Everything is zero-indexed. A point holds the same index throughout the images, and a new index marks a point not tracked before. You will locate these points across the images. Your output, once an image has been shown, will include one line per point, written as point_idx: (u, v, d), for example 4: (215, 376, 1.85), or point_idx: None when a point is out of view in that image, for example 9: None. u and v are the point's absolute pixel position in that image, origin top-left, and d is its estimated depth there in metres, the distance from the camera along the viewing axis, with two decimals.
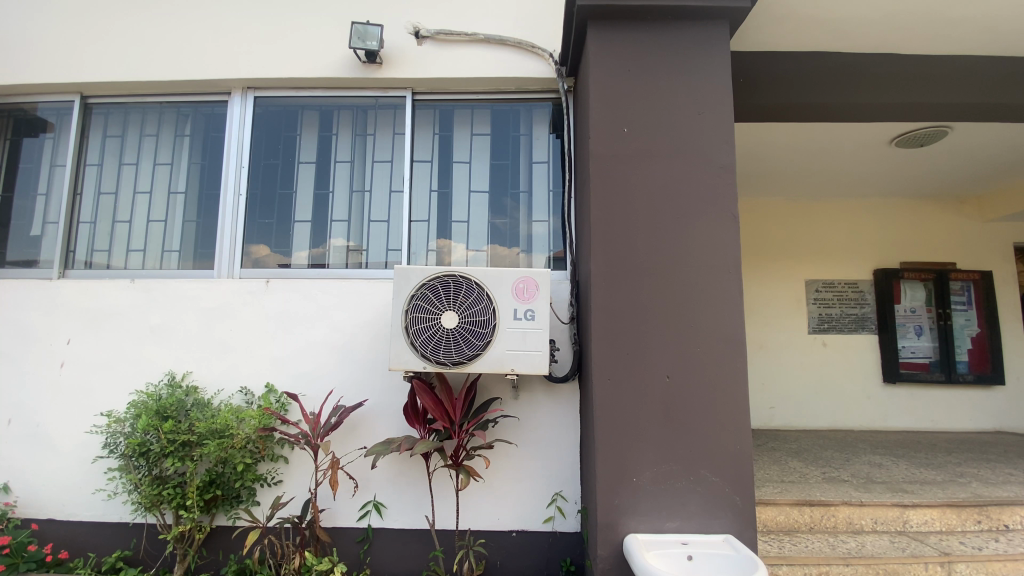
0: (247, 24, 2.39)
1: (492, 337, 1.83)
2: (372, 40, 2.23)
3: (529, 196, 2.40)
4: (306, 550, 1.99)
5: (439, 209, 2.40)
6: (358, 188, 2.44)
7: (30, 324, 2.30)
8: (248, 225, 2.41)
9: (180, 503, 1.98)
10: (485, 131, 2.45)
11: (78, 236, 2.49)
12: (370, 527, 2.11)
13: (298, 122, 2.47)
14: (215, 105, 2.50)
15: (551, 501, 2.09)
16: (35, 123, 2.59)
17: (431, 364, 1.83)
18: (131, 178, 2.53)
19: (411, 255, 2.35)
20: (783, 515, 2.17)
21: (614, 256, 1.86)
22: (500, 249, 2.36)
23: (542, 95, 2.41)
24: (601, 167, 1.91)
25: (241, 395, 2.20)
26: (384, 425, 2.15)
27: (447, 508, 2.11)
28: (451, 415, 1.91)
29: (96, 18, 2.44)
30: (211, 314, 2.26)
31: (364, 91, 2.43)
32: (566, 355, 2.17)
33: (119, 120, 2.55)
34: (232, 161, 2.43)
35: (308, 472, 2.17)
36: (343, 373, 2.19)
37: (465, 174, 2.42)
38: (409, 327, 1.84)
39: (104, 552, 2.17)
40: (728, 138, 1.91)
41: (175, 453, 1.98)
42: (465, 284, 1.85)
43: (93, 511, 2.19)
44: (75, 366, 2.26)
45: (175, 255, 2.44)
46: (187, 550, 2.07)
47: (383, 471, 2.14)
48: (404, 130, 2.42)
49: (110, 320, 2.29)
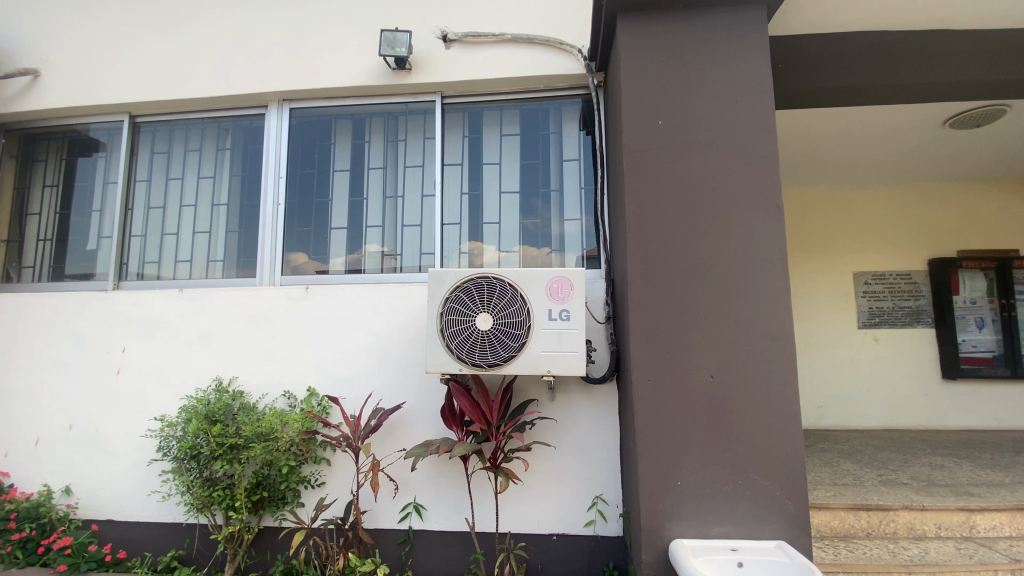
0: (281, 38, 2.46)
1: (527, 338, 1.81)
2: (400, 46, 2.25)
3: (561, 195, 2.37)
4: (349, 552, 2.02)
5: (471, 211, 2.40)
6: (391, 194, 2.47)
7: (87, 334, 2.43)
8: (287, 234, 2.48)
9: (229, 504, 2.04)
10: (514, 132, 2.43)
11: (130, 250, 2.61)
12: (411, 529, 2.12)
13: (331, 131, 2.53)
14: (253, 119, 2.58)
15: (592, 504, 2.06)
16: (89, 144, 2.73)
17: (467, 367, 1.82)
18: (177, 192, 2.64)
19: (444, 258, 2.36)
20: (838, 521, 2.06)
21: (651, 253, 1.81)
22: (533, 250, 2.34)
23: (571, 92, 2.37)
24: (635, 162, 1.87)
25: (284, 400, 2.26)
26: (422, 427, 2.16)
27: (487, 510, 2.10)
28: (489, 416, 1.90)
29: (140, 41, 2.56)
30: (254, 321, 2.33)
31: (394, 98, 2.46)
32: (603, 355, 2.13)
33: (165, 137, 2.67)
34: (270, 171, 2.50)
35: (349, 474, 2.20)
36: (381, 377, 2.21)
37: (496, 176, 2.41)
38: (444, 329, 1.84)
39: (160, 551, 2.26)
40: (768, 126, 1.84)
41: (223, 456, 2.04)
42: (498, 286, 1.84)
43: (150, 511, 2.29)
44: (130, 373, 2.37)
45: (219, 264, 2.53)
46: (237, 550, 2.13)
47: (422, 473, 2.14)
48: (434, 135, 2.43)
49: (160, 328, 2.38)
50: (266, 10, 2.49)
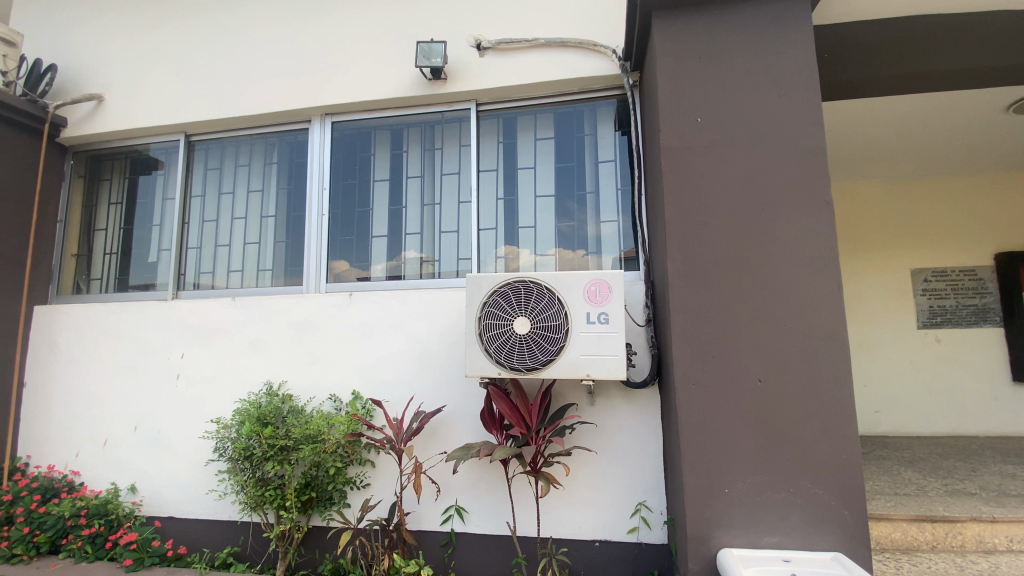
0: (323, 55, 2.55)
1: (565, 342, 1.80)
2: (436, 57, 2.30)
3: (597, 197, 2.36)
4: (394, 552, 2.06)
5: (506, 216, 2.41)
6: (429, 201, 2.51)
7: (149, 342, 2.59)
8: (330, 243, 2.56)
9: (280, 503, 2.12)
10: (549, 135, 2.43)
11: (187, 261, 2.77)
12: (453, 531, 2.14)
13: (371, 142, 2.60)
14: (298, 133, 2.69)
15: (635, 511, 2.02)
16: (149, 163, 2.92)
17: (505, 371, 1.83)
18: (229, 206, 2.78)
19: (481, 263, 2.39)
20: (899, 533, 1.94)
21: (693, 254, 1.77)
22: (570, 253, 2.33)
23: (606, 93, 2.36)
24: (673, 161, 1.84)
25: (330, 403, 2.33)
26: (463, 431, 2.19)
27: (528, 515, 2.10)
28: (528, 421, 1.90)
29: (193, 64, 2.71)
30: (301, 327, 2.42)
31: (430, 107, 2.51)
32: (643, 359, 2.10)
33: (217, 153, 2.82)
34: (315, 183, 2.60)
35: (393, 476, 2.25)
36: (423, 381, 2.26)
37: (531, 180, 2.42)
38: (482, 334, 1.86)
39: (217, 547, 2.38)
40: (815, 119, 1.77)
41: (274, 457, 2.13)
42: (536, 290, 1.84)
43: (207, 509, 2.41)
44: (188, 377, 2.51)
45: (268, 273, 2.65)
46: (288, 548, 2.21)
47: (464, 476, 2.17)
48: (470, 142, 2.47)
49: (215, 335, 2.51)
50: (308, 29, 2.59)
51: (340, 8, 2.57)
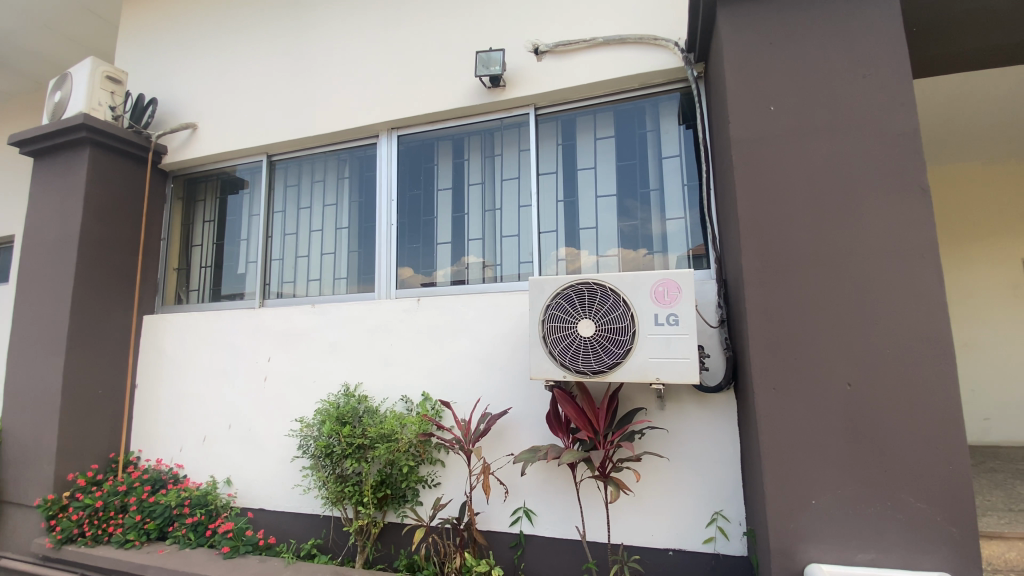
0: (387, 72, 2.68)
1: (632, 345, 1.77)
2: (495, 65, 2.35)
3: (661, 194, 2.29)
4: (466, 551, 2.11)
5: (567, 218, 2.40)
6: (490, 207, 2.56)
7: (241, 346, 2.82)
8: (398, 252, 2.68)
9: (359, 499, 2.23)
10: (609, 134, 2.40)
11: (271, 271, 3.00)
12: (523, 533, 2.16)
13: (434, 152, 2.69)
14: (366, 148, 2.84)
15: (711, 520, 1.94)
16: (236, 182, 3.19)
17: (570, 374, 1.82)
18: (307, 219, 2.98)
19: (543, 265, 2.39)
20: (1016, 554, 1.73)
21: (769, 250, 1.68)
22: (633, 253, 2.29)
23: (669, 86, 2.29)
24: (744, 154, 1.76)
25: (402, 404, 2.43)
26: (530, 434, 2.20)
27: (598, 520, 2.07)
28: (596, 424, 1.88)
29: (274, 89, 2.94)
30: (375, 331, 2.54)
31: (491, 115, 2.56)
32: (717, 362, 2.01)
33: (295, 171, 3.03)
34: (383, 194, 2.73)
35: (462, 476, 2.30)
36: (489, 384, 2.29)
37: (591, 180, 2.40)
38: (546, 336, 1.87)
39: (302, 539, 2.54)
40: (905, 100, 1.63)
41: (352, 454, 2.24)
42: (600, 292, 1.82)
43: (293, 503, 2.58)
44: (275, 379, 2.71)
45: (343, 281, 2.81)
46: (366, 542, 2.33)
47: (532, 478, 2.18)
48: (529, 146, 2.49)
49: (298, 339, 2.70)
50: (374, 48, 2.73)
51: (402, 27, 2.69)
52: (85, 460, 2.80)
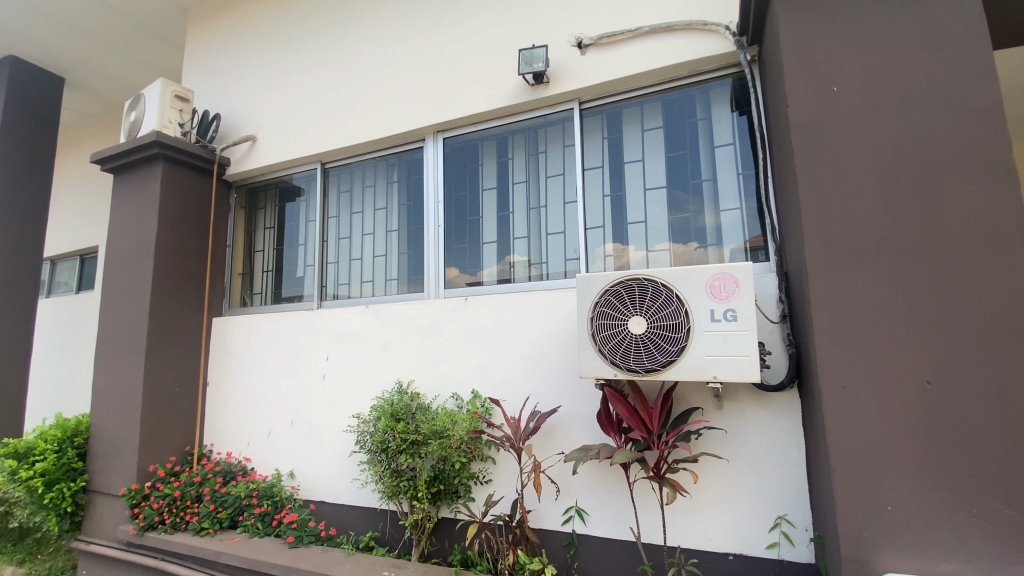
0: (432, 76, 2.73)
1: (687, 342, 1.71)
2: (538, 62, 2.34)
3: (714, 184, 2.21)
4: (518, 549, 2.12)
5: (615, 213, 2.36)
6: (535, 205, 2.55)
7: (301, 345, 2.96)
8: (446, 252, 2.72)
9: (413, 494, 2.29)
10: (656, 125, 2.33)
11: (327, 274, 3.13)
12: (575, 532, 2.14)
13: (479, 153, 2.72)
14: (413, 151, 2.90)
15: (774, 525, 1.85)
16: (293, 190, 3.34)
17: (621, 372, 1.78)
18: (359, 223, 3.08)
19: (590, 262, 2.36)
20: None
21: (834, 240, 1.58)
22: (684, 246, 2.21)
23: (719, 73, 2.20)
24: (804, 140, 1.67)
25: (453, 401, 2.47)
26: (581, 433, 2.17)
27: (653, 522, 2.01)
28: (649, 424, 1.84)
29: (325, 99, 3.07)
30: (425, 330, 2.60)
31: (534, 112, 2.55)
32: (778, 360, 1.92)
33: (346, 177, 3.14)
34: (430, 196, 2.78)
35: (513, 474, 2.31)
36: (538, 382, 2.29)
37: (639, 173, 2.34)
38: (596, 334, 1.83)
39: (361, 531, 2.63)
40: (990, 72, 1.48)
41: (407, 450, 2.31)
42: (651, 288, 1.77)
43: (352, 496, 2.68)
44: (333, 377, 2.82)
45: (394, 282, 2.89)
46: (421, 536, 2.38)
47: (584, 477, 2.15)
48: (574, 142, 2.46)
49: (353, 338, 2.80)
50: (418, 54, 2.79)
51: (446, 30, 2.73)
52: (164, 453, 3.02)
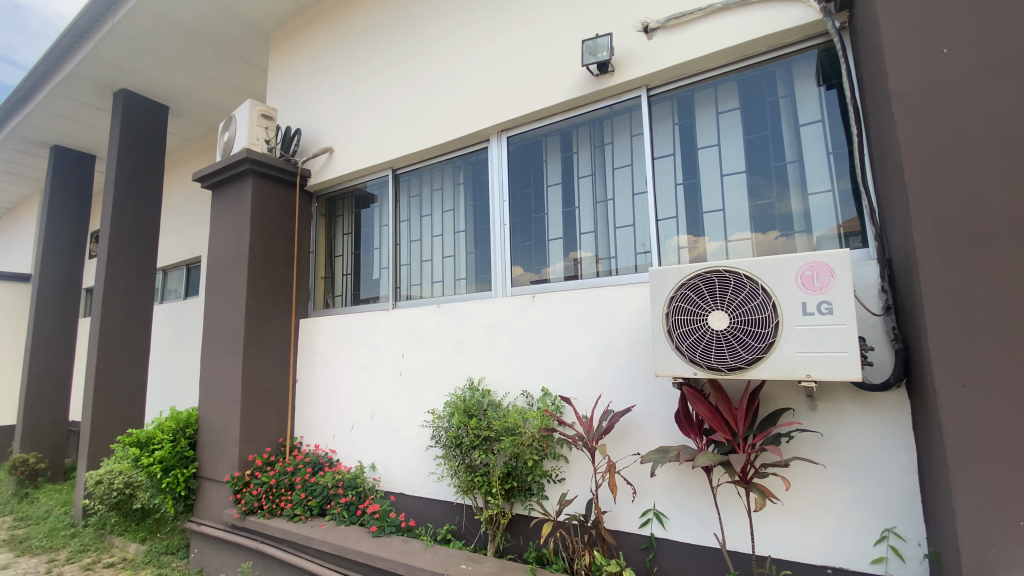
0: (495, 76, 2.76)
1: (775, 338, 1.59)
2: (602, 51, 2.29)
3: (800, 166, 2.04)
4: (595, 549, 2.09)
5: (689, 202, 2.24)
6: (602, 198, 2.49)
7: (378, 344, 3.10)
8: (513, 250, 2.73)
9: (487, 490, 2.32)
10: (733, 106, 2.19)
11: (401, 276, 3.25)
12: (654, 536, 2.07)
13: (543, 149, 2.69)
14: (479, 152, 2.93)
15: (880, 538, 1.68)
16: (367, 197, 3.50)
17: (702, 371, 1.69)
18: (429, 225, 3.17)
19: (662, 255, 2.26)
20: None
21: (949, 220, 1.40)
22: (766, 235, 2.06)
23: (804, 44, 2.02)
24: (909, 109, 1.49)
25: (523, 399, 2.48)
26: (657, 433, 2.09)
27: (739, 528, 1.90)
28: (733, 425, 1.73)
29: (394, 108, 3.19)
30: (494, 328, 2.62)
31: (600, 103, 2.48)
32: (882, 356, 1.73)
33: (416, 181, 3.24)
34: (496, 195, 2.80)
35: (587, 473, 2.27)
36: (610, 379, 2.23)
37: (715, 159, 2.21)
38: (672, 331, 1.75)
39: (438, 524, 2.71)
40: None
41: (480, 446, 2.34)
42: (733, 280, 1.66)
43: (428, 489, 2.76)
44: (408, 374, 2.93)
45: (462, 282, 2.94)
46: (496, 531, 2.41)
47: (661, 480, 2.07)
48: (642, 130, 2.36)
49: (425, 337, 2.89)
50: (481, 55, 2.83)
51: (508, 29, 2.74)
52: (261, 444, 3.29)
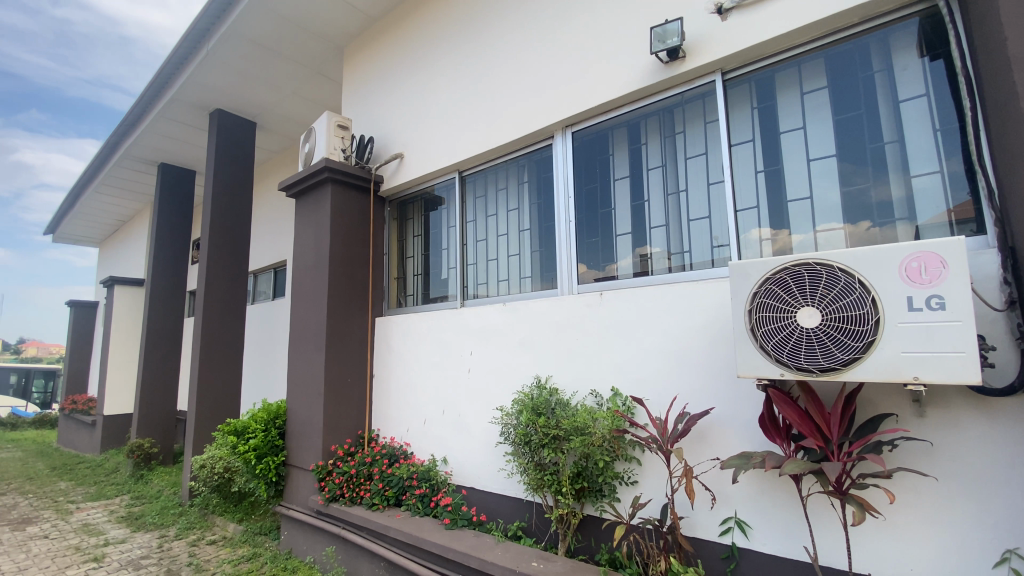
0: (561, 72, 2.74)
1: (874, 336, 1.45)
2: (672, 37, 2.20)
3: (901, 147, 1.84)
4: (671, 556, 2.02)
5: (770, 191, 2.10)
6: (673, 190, 2.39)
7: (448, 341, 3.18)
8: (580, 247, 2.69)
9: (558, 489, 2.31)
10: (820, 85, 2.02)
11: (468, 275, 3.32)
12: (735, 545, 1.96)
13: (610, 142, 2.64)
14: (543, 150, 2.92)
15: (1003, 561, 1.48)
16: (434, 200, 3.61)
17: (789, 372, 1.58)
18: (494, 225, 3.21)
19: (741, 249, 2.14)
20: None
21: None
22: (860, 225, 1.88)
23: (904, 11, 1.82)
24: None
25: (593, 398, 2.44)
26: (738, 437, 1.98)
27: (833, 543, 1.76)
28: (827, 431, 1.60)
29: (461, 110, 3.27)
30: (562, 326, 2.60)
31: (670, 91, 2.38)
32: (1006, 357, 1.52)
33: (481, 181, 3.29)
34: (562, 191, 2.78)
35: (662, 477, 2.19)
36: (686, 379, 2.14)
37: (801, 143, 2.05)
38: (755, 329, 1.65)
39: (508, 520, 2.74)
40: None
41: (549, 445, 2.33)
42: (824, 274, 1.54)
43: (498, 485, 2.80)
44: (477, 371, 2.98)
45: (528, 280, 2.95)
46: (567, 531, 2.40)
47: (743, 486, 1.96)
48: (717, 117, 2.24)
49: (493, 335, 2.93)
50: (547, 53, 2.82)
51: (574, 23, 2.71)
52: (341, 436, 3.49)
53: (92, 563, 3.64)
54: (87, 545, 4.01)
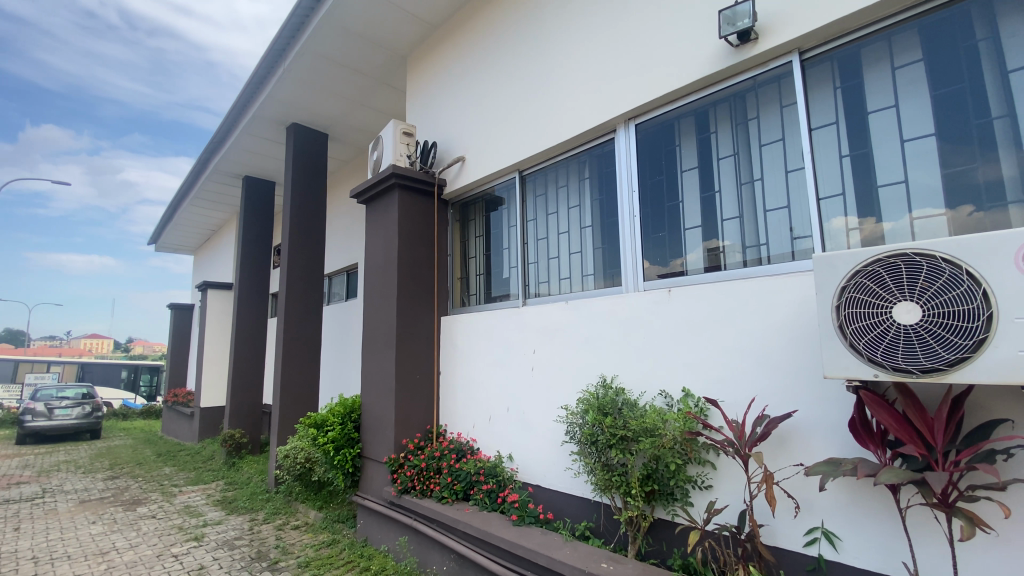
0: (622, 65, 2.69)
1: (987, 334, 1.30)
2: (743, 18, 2.08)
3: (1014, 120, 1.64)
4: (750, 565, 1.93)
5: (858, 176, 1.94)
6: (747, 179, 2.28)
7: (511, 340, 3.22)
8: (645, 242, 2.62)
9: (627, 490, 2.27)
10: (914, 58, 1.84)
11: (530, 273, 3.33)
12: (822, 557, 1.84)
13: (676, 133, 2.55)
14: (605, 145, 2.88)
15: None
16: (495, 200, 3.66)
17: (885, 373, 1.45)
18: (555, 223, 3.20)
19: (824, 240, 1.99)
20: None
21: None
22: (965, 209, 1.69)
23: None
24: None
25: (661, 399, 2.37)
26: (825, 441, 1.85)
27: (937, 560, 1.60)
28: (930, 438, 1.46)
29: (520, 110, 3.30)
30: (627, 324, 2.55)
31: (740, 76, 2.26)
32: None
33: (541, 179, 3.30)
34: (626, 185, 2.72)
35: (739, 482, 2.10)
36: (764, 380, 2.03)
37: (893, 122, 1.88)
38: (844, 326, 1.53)
39: (575, 520, 2.73)
40: None
41: (617, 446, 2.30)
42: (924, 266, 1.40)
43: (564, 484, 2.80)
44: (540, 369, 3.00)
45: (591, 277, 2.92)
46: (637, 533, 2.35)
47: (831, 495, 1.83)
48: (795, 100, 2.11)
49: (557, 333, 2.92)
50: (608, 46, 2.78)
51: (636, 14, 2.65)
52: (411, 431, 3.63)
53: (194, 542, 4.03)
54: (189, 525, 4.45)
